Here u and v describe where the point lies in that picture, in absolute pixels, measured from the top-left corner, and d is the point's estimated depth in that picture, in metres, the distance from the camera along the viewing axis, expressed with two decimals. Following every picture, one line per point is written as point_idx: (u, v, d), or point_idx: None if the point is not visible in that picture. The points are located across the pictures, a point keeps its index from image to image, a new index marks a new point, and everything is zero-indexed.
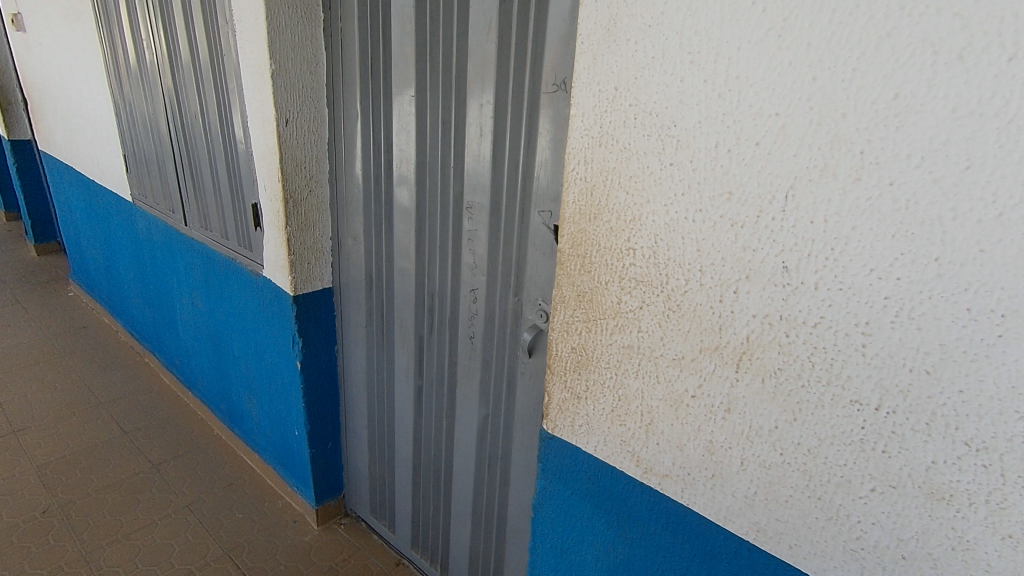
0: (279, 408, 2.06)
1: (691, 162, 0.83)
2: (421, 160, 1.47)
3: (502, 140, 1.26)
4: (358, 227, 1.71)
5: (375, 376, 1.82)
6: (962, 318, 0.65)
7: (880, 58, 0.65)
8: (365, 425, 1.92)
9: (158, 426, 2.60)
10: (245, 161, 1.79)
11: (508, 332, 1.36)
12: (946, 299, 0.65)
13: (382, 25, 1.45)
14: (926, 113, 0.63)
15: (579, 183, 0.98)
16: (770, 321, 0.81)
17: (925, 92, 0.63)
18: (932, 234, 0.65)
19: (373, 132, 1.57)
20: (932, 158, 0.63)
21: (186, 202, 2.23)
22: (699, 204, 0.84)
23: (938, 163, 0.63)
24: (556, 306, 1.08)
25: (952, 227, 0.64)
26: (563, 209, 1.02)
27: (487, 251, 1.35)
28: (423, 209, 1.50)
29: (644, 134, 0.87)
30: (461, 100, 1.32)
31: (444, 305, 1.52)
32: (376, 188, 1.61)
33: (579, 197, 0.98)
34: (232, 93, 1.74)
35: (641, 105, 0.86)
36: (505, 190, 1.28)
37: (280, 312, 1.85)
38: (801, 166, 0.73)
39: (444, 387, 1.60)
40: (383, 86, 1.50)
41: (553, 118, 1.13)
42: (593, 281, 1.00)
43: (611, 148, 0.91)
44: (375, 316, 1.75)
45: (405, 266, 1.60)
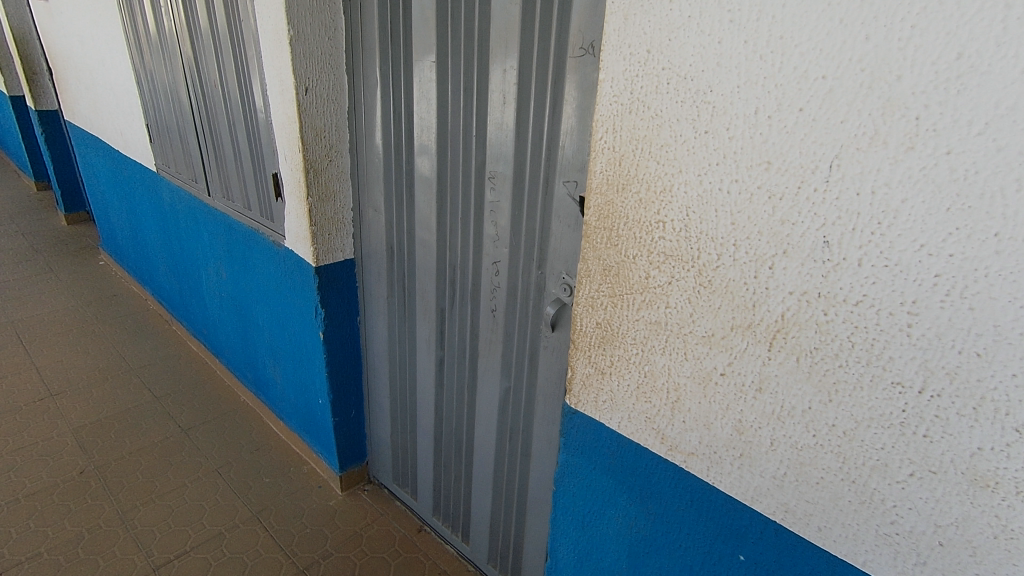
0: (303, 376, 2.09)
1: (728, 130, 0.78)
2: (443, 130, 1.43)
3: (526, 108, 1.21)
4: (378, 198, 1.68)
5: (397, 347, 1.83)
6: (1021, 298, 0.61)
7: (945, 14, 0.59)
8: (387, 396, 1.94)
9: (187, 392, 2.67)
10: (265, 130, 1.77)
11: (530, 306, 1.34)
12: (1004, 277, 0.61)
13: None
14: (993, 74, 0.57)
15: (606, 152, 0.94)
16: (808, 299, 0.77)
17: (993, 51, 0.57)
18: (991, 207, 0.60)
19: (394, 101, 1.53)
20: (997, 124, 0.58)
21: (208, 172, 2.22)
22: (735, 175, 0.79)
23: (1004, 129, 0.58)
24: (581, 280, 1.05)
25: (1015, 199, 0.59)
26: (589, 179, 0.98)
27: (509, 223, 1.32)
28: (445, 180, 1.47)
29: (677, 100, 0.82)
30: (484, 66, 1.28)
31: (465, 278, 1.50)
32: (397, 159, 1.58)
33: (607, 167, 0.94)
34: (251, 60, 1.70)
35: (675, 69, 0.81)
36: (529, 159, 1.24)
37: (302, 282, 1.85)
38: (848, 133, 0.68)
39: (466, 360, 1.59)
40: (404, 51, 1.45)
41: (580, 84, 1.08)
42: (620, 255, 0.97)
43: (641, 116, 0.87)
44: (397, 288, 1.74)
45: (427, 238, 1.58)
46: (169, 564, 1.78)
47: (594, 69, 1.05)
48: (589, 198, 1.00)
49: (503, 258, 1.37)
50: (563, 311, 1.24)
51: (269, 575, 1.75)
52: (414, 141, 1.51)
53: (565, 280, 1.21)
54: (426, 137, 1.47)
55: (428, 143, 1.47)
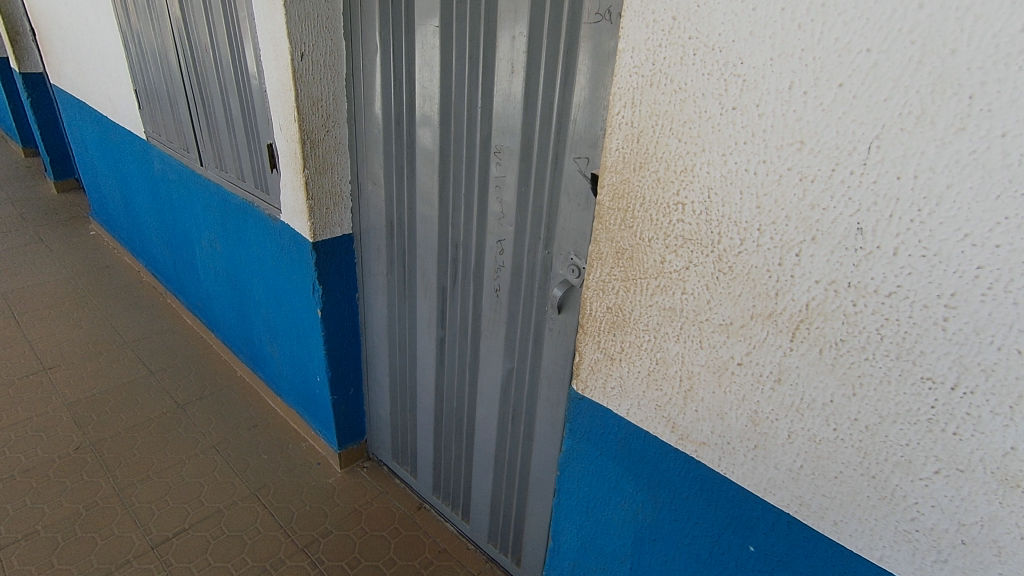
0: (300, 353, 2.05)
1: (758, 106, 0.73)
2: (446, 100, 1.36)
3: (536, 78, 1.15)
4: (378, 171, 1.62)
5: (397, 325, 1.79)
6: None
7: None
8: (386, 374, 1.91)
9: (183, 366, 2.64)
10: (258, 97, 1.70)
11: (536, 286, 1.29)
12: None
13: None
14: None
15: (623, 128, 0.88)
16: (836, 288, 0.73)
17: None
18: None
19: (395, 68, 1.46)
20: None
21: (199, 141, 2.15)
22: (763, 155, 0.74)
23: None
24: (591, 262, 1.01)
25: None
26: (604, 155, 0.92)
27: (516, 200, 1.27)
28: (448, 154, 1.41)
29: (703, 72, 0.76)
30: (491, 33, 1.20)
31: (468, 257, 1.46)
32: (398, 131, 1.52)
33: (624, 144, 0.89)
34: (243, 23, 1.62)
35: (704, 37, 0.75)
36: (538, 132, 1.18)
37: (299, 257, 1.80)
38: (892, 112, 0.63)
39: (468, 340, 1.56)
40: (406, 14, 1.37)
41: (595, 54, 1.02)
42: (634, 238, 0.92)
43: (663, 89, 0.81)
44: (397, 264, 1.69)
45: (428, 214, 1.53)
46: (168, 541, 1.77)
47: (611, 38, 0.98)
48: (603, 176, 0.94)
49: (508, 237, 1.32)
50: (571, 293, 1.20)
51: (269, 552, 1.75)
52: (416, 113, 1.45)
53: (573, 262, 1.17)
54: (429, 108, 1.41)
55: (430, 114, 1.41)
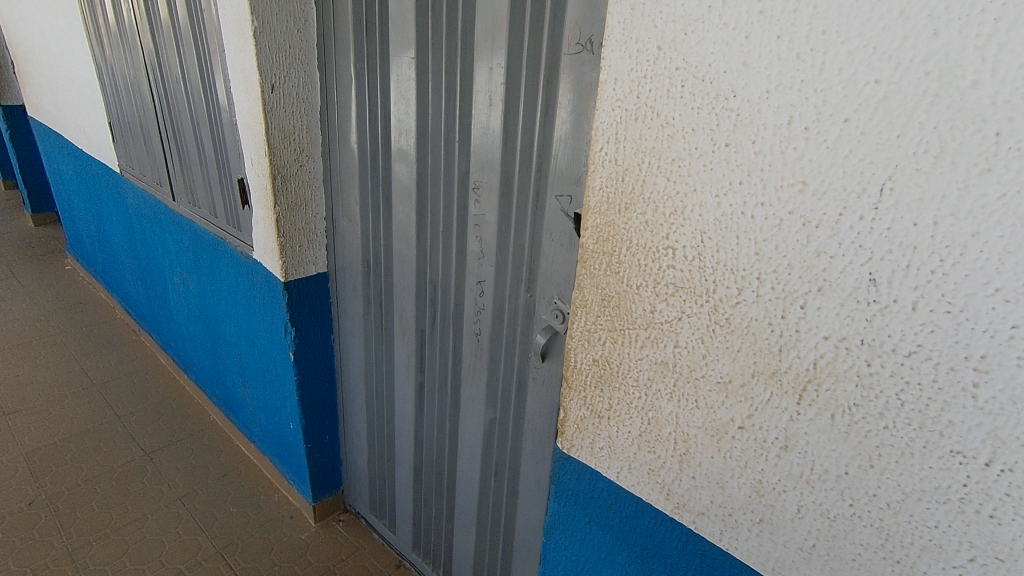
0: (273, 397, 1.94)
1: (754, 143, 0.65)
2: (422, 135, 1.29)
3: (515, 111, 1.08)
4: (353, 208, 1.54)
5: (374, 369, 1.69)
6: None
7: None
8: (363, 420, 1.80)
9: (153, 411, 2.51)
10: (229, 131, 1.63)
11: (518, 332, 1.20)
12: None
13: None
14: None
15: (607, 166, 0.80)
16: (847, 346, 0.64)
17: None
18: None
19: (370, 101, 1.39)
20: None
21: (172, 175, 2.07)
22: (760, 197, 0.66)
23: None
24: (575, 310, 0.92)
25: None
26: (586, 194, 0.84)
27: (495, 240, 1.19)
28: (425, 190, 1.33)
29: (692, 106, 0.69)
30: (468, 65, 1.14)
31: (447, 299, 1.37)
32: (373, 166, 1.45)
33: (607, 183, 0.81)
34: (214, 56, 1.56)
35: (693, 68, 0.68)
36: (517, 169, 1.10)
37: (271, 298, 1.71)
38: (906, 150, 0.55)
39: (448, 386, 1.46)
40: (381, 47, 1.32)
41: (576, 86, 0.95)
42: (621, 285, 0.84)
43: (649, 124, 0.74)
44: (374, 305, 1.60)
45: (405, 253, 1.44)
46: None
47: (593, 69, 0.92)
48: (585, 216, 0.86)
49: (488, 278, 1.23)
50: (555, 341, 1.11)
51: None
52: (392, 148, 1.38)
53: (557, 307, 1.08)
54: (405, 143, 1.34)
55: (406, 149, 1.34)
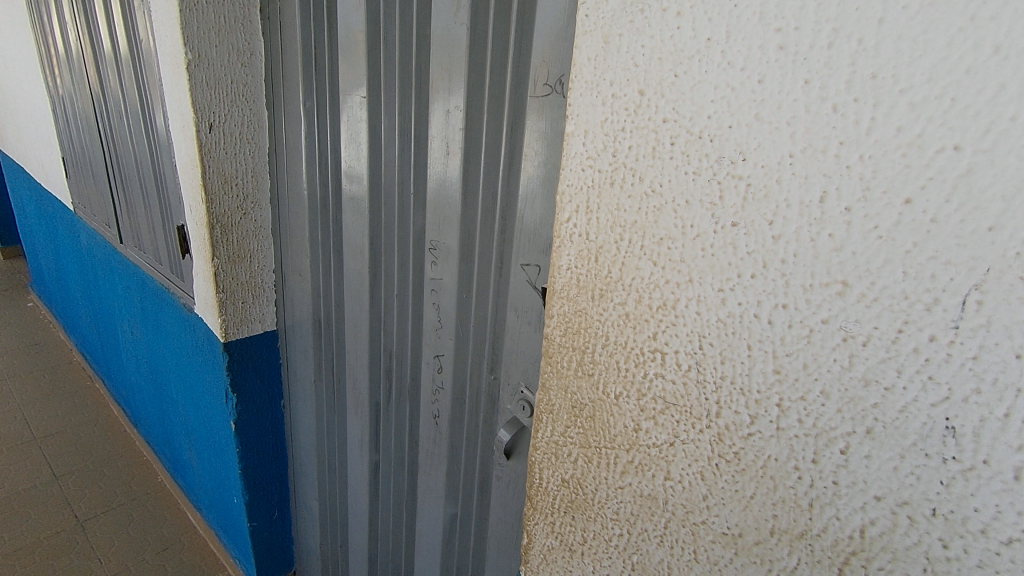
0: (217, 466, 1.72)
1: (771, 225, 0.47)
2: (375, 184, 1.12)
3: (474, 161, 0.90)
4: (304, 261, 1.36)
5: (327, 441, 1.48)
6: None
7: None
8: (315, 497, 1.58)
9: (95, 469, 2.28)
10: (170, 173, 1.46)
11: (482, 419, 1.01)
12: None
13: (327, 4, 1.11)
14: None
15: (576, 241, 0.62)
16: (910, 515, 0.44)
17: None
18: None
19: (320, 144, 1.22)
20: None
21: (119, 216, 1.90)
22: (781, 297, 0.48)
23: None
24: (540, 415, 0.73)
25: None
26: (550, 274, 0.66)
27: (454, 310, 1.00)
28: (379, 247, 1.15)
29: (686, 170, 0.51)
30: (423, 107, 0.97)
31: (403, 371, 1.18)
32: (324, 216, 1.27)
33: (577, 262, 0.63)
34: (153, 90, 1.40)
35: (686, 120, 0.50)
36: (478, 229, 0.92)
37: (212, 358, 1.51)
38: (1003, 249, 0.36)
39: (404, 470, 1.25)
40: (331, 84, 1.15)
41: (545, 135, 0.78)
42: (596, 391, 0.64)
43: (629, 190, 0.55)
44: (326, 370, 1.41)
45: (358, 315, 1.26)
46: None
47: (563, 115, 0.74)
48: (550, 300, 0.67)
49: (446, 354, 1.04)
50: (523, 437, 0.91)
51: None
52: (343, 197, 1.20)
53: (524, 397, 0.89)
54: (356, 192, 1.16)
55: (358, 199, 1.16)
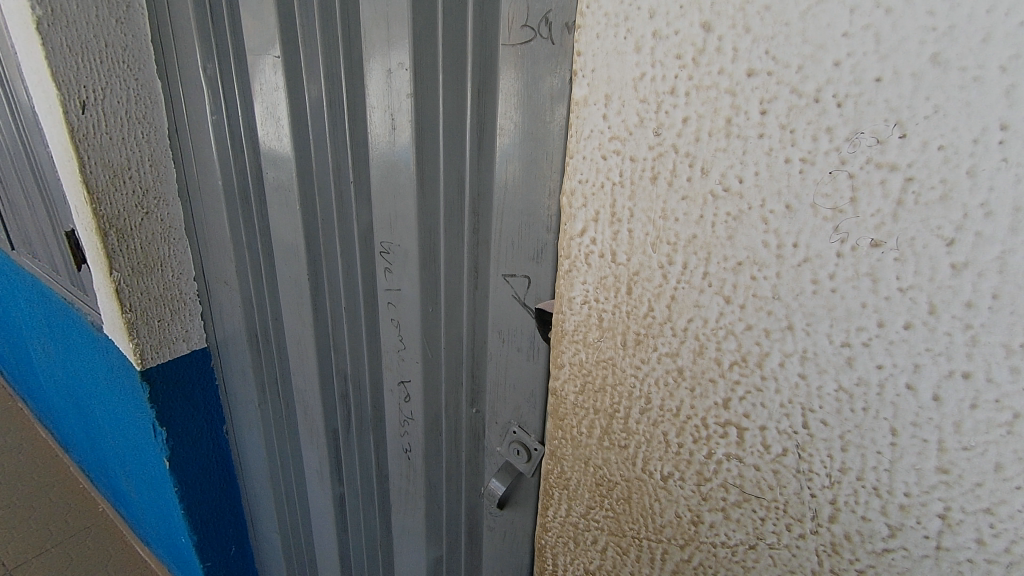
0: (158, 502, 1.50)
1: (951, 246, 0.27)
2: (304, 173, 0.88)
3: (427, 139, 0.67)
4: (230, 267, 1.12)
5: (283, 470, 1.28)
6: None
7: None
8: (277, 529, 1.39)
9: (25, 505, 2.01)
10: (48, 167, 1.17)
11: (465, 457, 0.83)
12: None
13: None
14: None
15: (593, 266, 0.41)
16: None
17: None
18: None
19: (232, 124, 0.97)
20: None
21: (7, 218, 1.59)
22: (961, 363, 0.29)
23: None
24: (549, 490, 0.54)
25: None
26: (555, 310, 0.45)
27: (418, 329, 0.79)
28: (317, 252, 0.92)
29: (789, 157, 0.31)
30: (354, 68, 0.73)
31: (365, 397, 0.98)
32: (248, 213, 1.02)
33: (594, 297, 0.42)
34: (10, 62, 1.10)
35: (791, 71, 0.29)
36: (441, 228, 0.71)
37: (131, 387, 1.26)
38: None
39: (375, 507, 1.07)
40: (235, 43, 0.89)
41: (528, 103, 0.56)
42: (633, 467, 0.46)
43: (684, 190, 0.35)
44: (271, 392, 1.20)
45: (301, 332, 1.03)
46: None
47: (557, 74, 0.52)
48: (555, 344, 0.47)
49: (413, 381, 0.84)
50: (521, 485, 0.73)
51: None
52: (267, 189, 0.95)
53: (518, 437, 0.71)
54: (282, 182, 0.92)
55: (284, 192, 0.92)
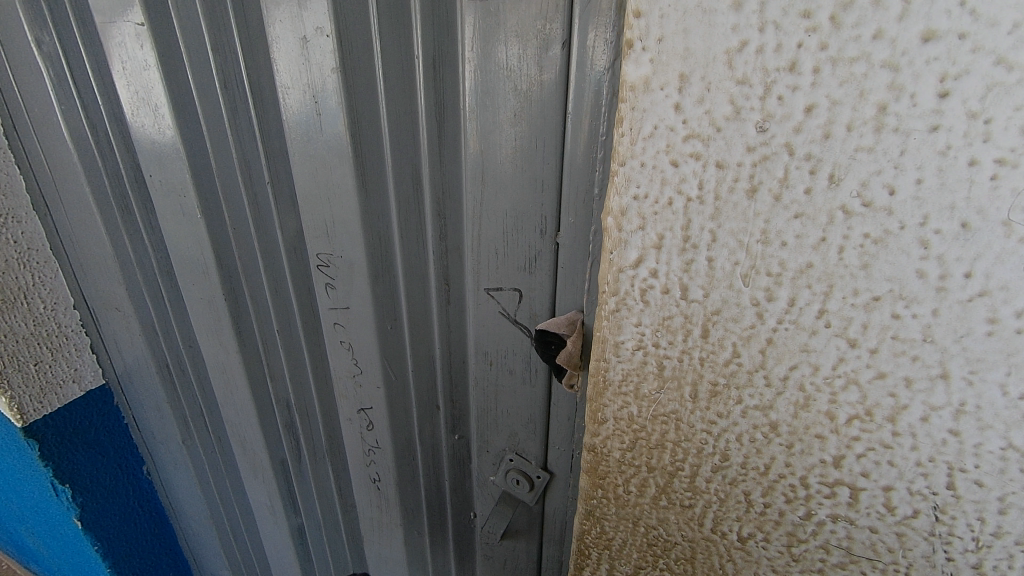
0: (74, 561, 1.28)
1: None
2: (200, 172, 0.69)
3: (364, 125, 0.52)
4: (119, 291, 0.91)
5: (223, 508, 1.12)
6: None
7: None
8: (227, 567, 1.24)
9: None
10: None
11: (449, 485, 0.72)
12: None
13: None
14: None
15: (651, 305, 0.31)
16: None
17: None
18: None
19: (90, 114, 0.75)
20: None
21: None
22: None
23: None
24: (584, 549, 0.45)
25: None
26: (594, 357, 0.35)
27: (377, 352, 0.66)
28: (233, 267, 0.75)
29: (977, 159, 0.21)
30: (252, 34, 0.56)
31: (317, 426, 0.84)
32: (133, 224, 0.82)
33: (652, 342, 0.32)
34: None
35: (998, 31, 0.19)
36: (396, 236, 0.57)
37: (14, 445, 1.03)
38: None
39: (342, 540, 0.95)
40: (77, 6, 0.67)
41: (507, 77, 0.43)
42: (700, 527, 0.38)
43: (799, 207, 0.25)
44: (197, 427, 1.03)
45: (225, 360, 0.86)
46: None
47: (548, 39, 0.40)
48: (591, 394, 0.37)
49: (377, 411, 0.72)
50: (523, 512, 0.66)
51: None
52: (153, 194, 0.76)
53: (516, 469, 0.62)
54: (172, 187, 0.72)
55: (176, 198, 0.73)
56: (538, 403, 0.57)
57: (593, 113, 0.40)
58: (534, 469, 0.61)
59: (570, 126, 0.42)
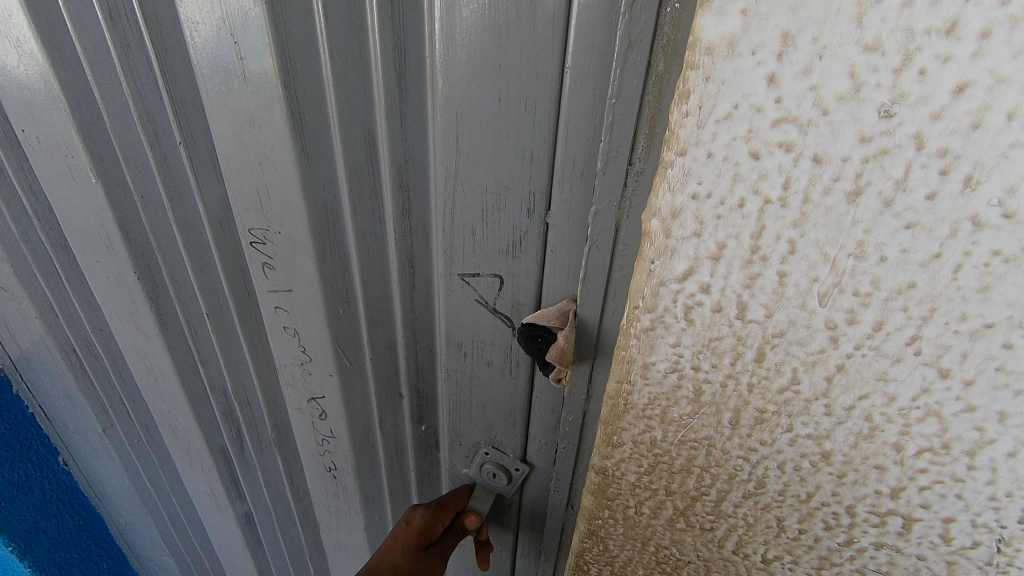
0: None
1: None
2: (90, 127, 0.56)
3: (300, 75, 0.42)
4: (3, 266, 0.76)
5: (157, 497, 1.03)
6: None
7: None
8: (168, 553, 1.16)
9: None
10: None
11: (415, 475, 0.67)
12: None
13: None
14: None
15: (696, 325, 0.25)
16: None
17: None
18: None
19: None
20: None
21: None
22: None
23: None
24: (583, 564, 0.41)
25: None
26: (615, 376, 0.29)
27: (325, 341, 0.58)
28: (146, 242, 0.63)
29: None
30: None
31: (259, 415, 0.75)
32: (10, 189, 0.67)
33: (691, 364, 0.27)
34: None
35: None
36: (347, 210, 0.48)
37: None
38: None
39: (296, 527, 0.89)
40: None
41: (490, 22, 0.34)
42: (719, 550, 0.34)
43: (917, 214, 0.19)
44: (119, 416, 0.91)
45: (144, 346, 0.75)
46: None
47: None
48: (607, 415, 0.32)
49: (329, 403, 0.64)
50: (498, 501, 0.62)
51: None
52: (30, 153, 0.61)
53: (490, 462, 0.58)
54: (55, 144, 0.58)
55: (62, 158, 0.59)
56: (518, 397, 0.52)
57: (598, 70, 0.33)
58: (511, 462, 0.57)
59: (568, 84, 0.34)
